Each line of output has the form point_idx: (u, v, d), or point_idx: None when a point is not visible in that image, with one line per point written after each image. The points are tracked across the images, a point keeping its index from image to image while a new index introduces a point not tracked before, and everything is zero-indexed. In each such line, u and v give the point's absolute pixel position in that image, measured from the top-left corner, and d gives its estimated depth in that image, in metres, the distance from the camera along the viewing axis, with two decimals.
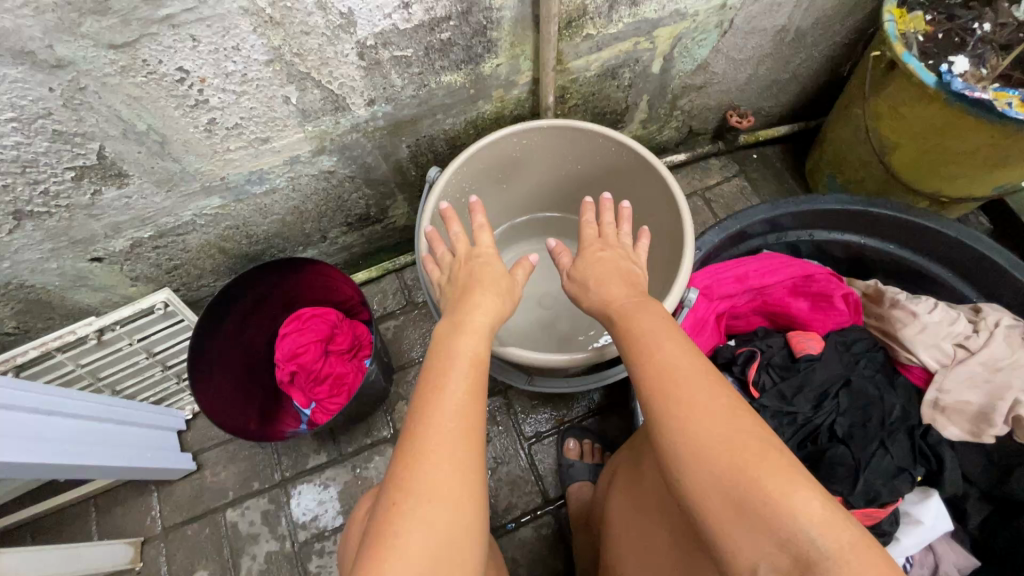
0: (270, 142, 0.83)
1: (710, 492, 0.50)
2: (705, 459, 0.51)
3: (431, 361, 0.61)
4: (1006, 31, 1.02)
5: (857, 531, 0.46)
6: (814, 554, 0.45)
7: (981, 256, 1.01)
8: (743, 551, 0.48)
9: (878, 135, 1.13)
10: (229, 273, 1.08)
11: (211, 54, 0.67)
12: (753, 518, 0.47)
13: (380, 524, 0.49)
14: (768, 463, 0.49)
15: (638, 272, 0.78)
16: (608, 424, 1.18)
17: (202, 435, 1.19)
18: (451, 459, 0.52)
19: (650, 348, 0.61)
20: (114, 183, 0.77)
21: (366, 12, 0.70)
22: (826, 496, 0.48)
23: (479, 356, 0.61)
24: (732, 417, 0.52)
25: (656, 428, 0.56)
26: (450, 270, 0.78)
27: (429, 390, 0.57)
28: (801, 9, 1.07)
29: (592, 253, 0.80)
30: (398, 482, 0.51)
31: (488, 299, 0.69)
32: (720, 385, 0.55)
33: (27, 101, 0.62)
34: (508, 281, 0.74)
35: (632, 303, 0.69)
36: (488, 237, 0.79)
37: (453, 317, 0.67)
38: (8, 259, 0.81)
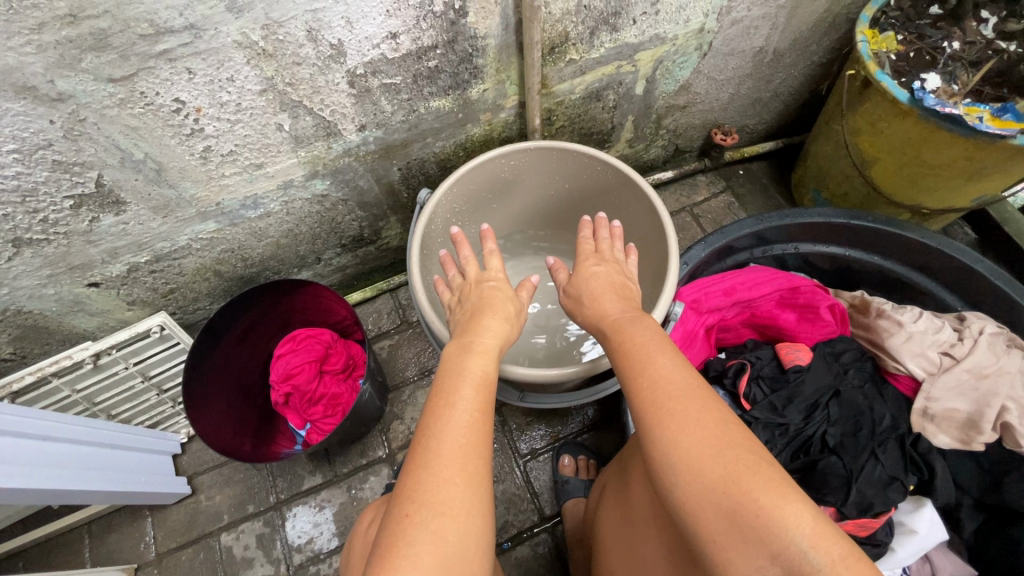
0: (264, 167, 0.85)
1: (701, 504, 0.50)
2: (698, 471, 0.51)
3: (440, 379, 0.62)
4: (975, 49, 1.06)
5: (848, 546, 0.45)
6: (808, 568, 0.44)
7: (962, 266, 1.03)
8: (736, 565, 0.47)
9: (859, 150, 1.16)
10: (225, 295, 1.10)
11: (207, 85, 0.69)
12: (746, 532, 0.47)
13: (388, 537, 0.50)
14: (758, 475, 0.49)
15: (634, 287, 0.81)
16: (603, 439, 1.19)
17: (196, 459, 1.20)
18: (460, 474, 0.52)
19: (645, 362, 0.62)
20: (111, 210, 0.79)
21: (355, 42, 0.73)
22: (818, 511, 0.48)
23: (488, 375, 0.63)
24: (725, 430, 0.53)
25: (648, 439, 0.56)
26: (460, 291, 0.80)
27: (438, 404, 0.58)
28: (776, 31, 1.11)
29: (586, 269, 0.82)
30: (407, 495, 0.52)
31: (498, 319, 0.71)
32: (709, 398, 0.56)
33: (29, 133, 0.64)
34: (515, 302, 0.77)
35: (624, 317, 0.71)
36: (497, 261, 0.82)
37: (463, 338, 0.68)
38: (7, 286, 0.82)
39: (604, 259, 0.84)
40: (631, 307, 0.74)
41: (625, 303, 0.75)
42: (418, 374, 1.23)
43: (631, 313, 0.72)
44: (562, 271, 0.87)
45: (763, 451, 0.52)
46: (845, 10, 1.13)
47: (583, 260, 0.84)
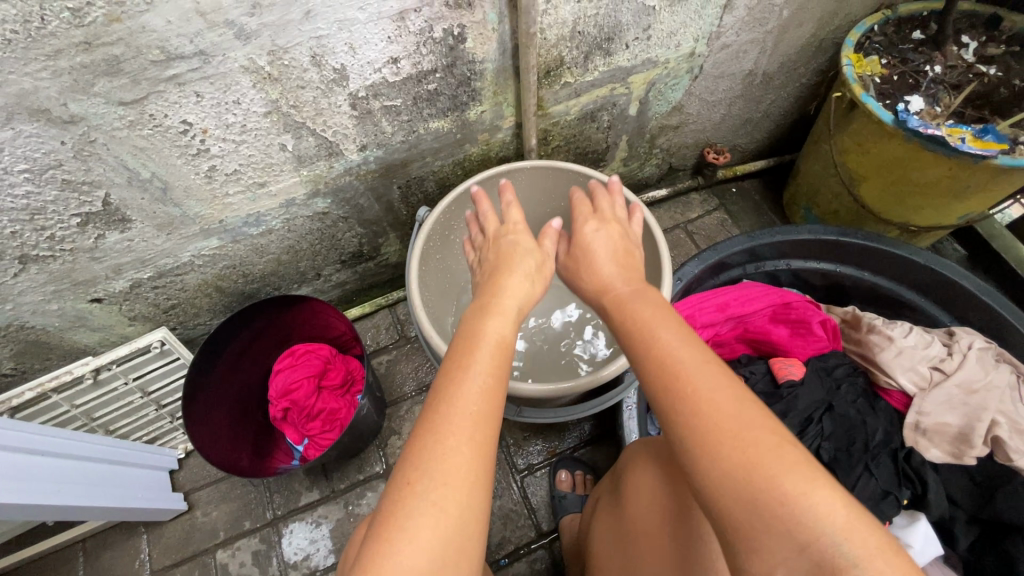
0: (267, 186, 0.87)
1: (720, 486, 0.47)
2: (720, 450, 0.48)
3: (453, 343, 0.59)
4: (956, 73, 1.10)
5: (885, 538, 0.43)
6: (841, 563, 0.42)
7: (950, 281, 1.05)
8: (759, 556, 0.45)
9: (847, 169, 1.19)
10: (225, 311, 1.11)
11: (214, 108, 0.71)
12: (770, 520, 0.44)
13: (389, 507, 0.47)
14: (784, 458, 0.46)
15: (638, 247, 0.79)
16: (599, 454, 1.19)
17: (193, 474, 1.20)
18: (470, 445, 0.50)
19: (659, 331, 0.58)
20: (117, 228, 0.81)
21: (358, 67, 0.75)
22: (852, 500, 0.45)
23: (506, 338, 0.59)
24: (750, 409, 0.49)
25: (664, 413, 0.53)
26: (483, 248, 0.82)
27: (446, 368, 0.55)
28: (764, 55, 1.15)
29: (582, 236, 0.79)
30: (408, 464, 0.49)
31: (519, 277, 0.69)
32: (731, 373, 0.53)
33: (40, 154, 0.66)
34: (541, 258, 0.76)
35: (627, 282, 0.69)
36: (517, 214, 0.82)
37: (477, 302, 0.65)
38: (11, 301, 0.84)
39: (607, 223, 0.80)
40: (635, 279, 0.71)
41: (627, 273, 0.72)
42: (416, 389, 1.24)
43: (634, 287, 0.68)
44: (564, 243, 0.82)
45: (789, 433, 0.49)
46: (830, 34, 1.17)
47: (577, 225, 0.81)
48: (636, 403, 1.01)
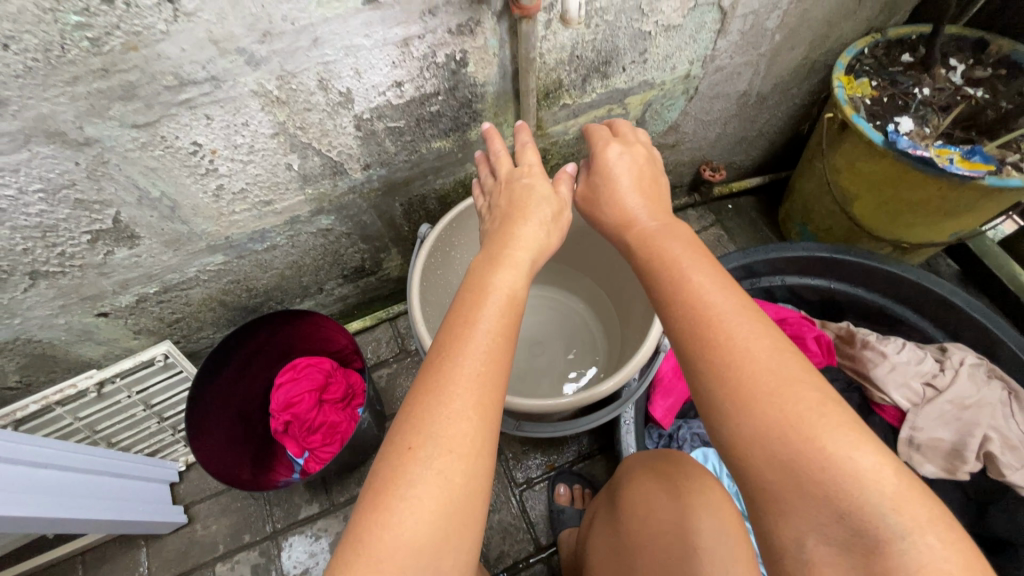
0: (272, 204, 0.89)
1: (754, 446, 0.47)
2: (758, 409, 0.47)
3: (460, 296, 0.57)
4: (944, 95, 1.14)
5: (932, 509, 0.43)
6: (884, 530, 0.42)
7: (942, 298, 1.07)
8: (793, 522, 0.46)
9: (840, 187, 1.21)
10: (228, 324, 1.13)
11: (223, 130, 0.73)
12: (808, 484, 0.45)
13: (384, 474, 0.47)
14: (828, 417, 0.46)
15: (661, 182, 0.74)
16: (598, 468, 1.20)
17: (193, 487, 1.20)
18: (477, 410, 0.49)
19: (689, 282, 0.56)
20: (126, 244, 0.83)
21: (363, 90, 0.78)
22: (898, 467, 0.44)
23: (517, 293, 0.58)
24: (789, 366, 0.49)
25: (690, 363, 0.53)
26: (493, 194, 0.78)
27: (456, 323, 0.54)
28: (758, 77, 1.18)
29: (604, 163, 0.73)
30: (411, 427, 0.48)
31: (533, 226, 0.67)
32: (769, 327, 0.52)
33: (55, 174, 0.68)
34: (559, 203, 0.73)
35: (652, 226, 0.66)
36: (531, 156, 0.78)
37: (489, 253, 0.63)
38: (20, 316, 0.85)
39: (631, 148, 0.75)
40: (659, 214, 0.68)
41: (652, 207, 0.69)
42: None
43: (659, 224, 0.66)
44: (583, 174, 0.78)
45: (830, 390, 0.48)
46: (822, 56, 1.20)
47: (598, 149, 0.75)
48: (634, 419, 1.02)
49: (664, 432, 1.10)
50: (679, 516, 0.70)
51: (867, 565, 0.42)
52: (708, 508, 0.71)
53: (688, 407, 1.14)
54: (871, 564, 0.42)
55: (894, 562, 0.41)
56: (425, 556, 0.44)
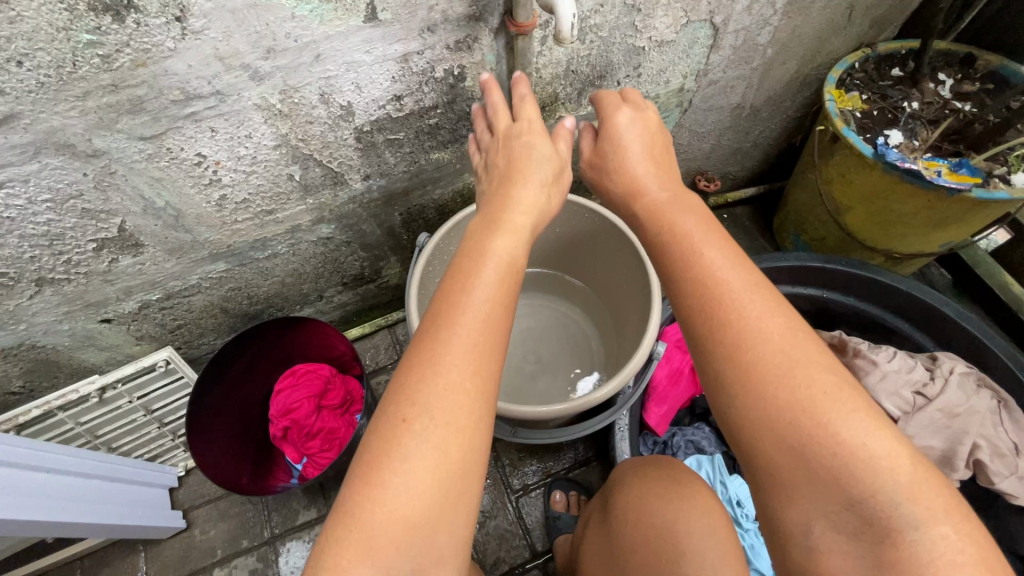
0: (274, 214, 0.91)
1: (765, 432, 0.49)
2: (771, 394, 0.49)
3: (458, 259, 0.58)
4: (933, 109, 1.16)
5: (947, 498, 0.45)
6: (896, 518, 0.45)
7: (932, 308, 1.09)
8: (802, 506, 0.49)
9: (832, 198, 1.23)
10: (229, 331, 1.14)
11: (227, 142, 0.75)
12: (820, 471, 0.47)
13: (376, 447, 0.48)
14: (843, 404, 0.48)
15: (666, 147, 0.73)
16: (593, 474, 1.21)
17: (193, 492, 1.21)
18: (472, 380, 0.50)
19: (697, 255, 0.57)
20: (130, 252, 0.85)
21: (363, 104, 0.80)
22: (913, 455, 0.47)
23: (514, 259, 0.59)
24: (803, 350, 0.50)
25: (698, 343, 0.55)
26: (491, 150, 0.75)
27: (453, 290, 0.55)
28: (751, 90, 1.21)
29: (614, 128, 0.72)
30: (405, 399, 0.49)
31: (531, 189, 0.67)
32: (781, 306, 0.53)
33: (63, 184, 0.70)
34: (558, 160, 0.72)
35: (658, 195, 0.66)
36: (531, 112, 0.75)
37: (488, 216, 0.64)
38: (25, 322, 0.87)
39: (640, 112, 0.74)
40: (667, 181, 0.69)
41: (659, 175, 0.69)
42: None
43: (666, 193, 0.67)
44: (587, 136, 0.77)
45: (845, 374, 0.50)
46: (814, 70, 1.23)
47: (608, 113, 0.74)
48: (629, 425, 1.03)
49: (659, 439, 1.11)
50: (671, 516, 0.72)
51: (878, 552, 0.46)
52: (697, 513, 0.72)
53: (683, 414, 1.16)
54: (881, 551, 0.46)
55: (904, 550, 0.44)
56: (420, 530, 0.46)
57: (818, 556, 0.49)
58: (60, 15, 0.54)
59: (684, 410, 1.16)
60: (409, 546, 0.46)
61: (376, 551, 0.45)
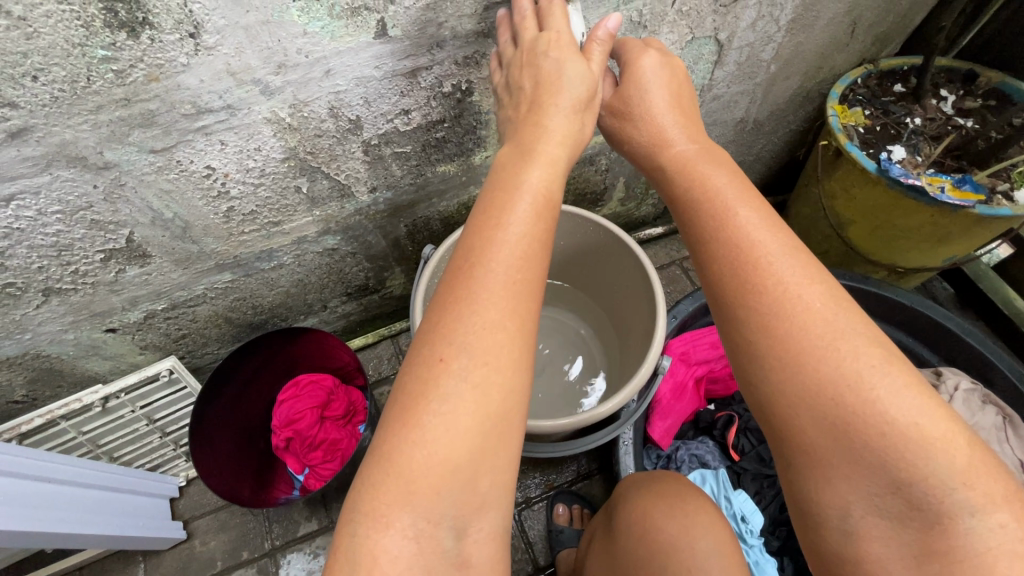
0: (281, 225, 0.92)
1: (804, 406, 0.49)
2: (815, 367, 0.49)
3: (487, 196, 0.56)
4: (935, 125, 1.17)
5: (1001, 484, 0.46)
6: (948, 501, 0.45)
7: (935, 323, 1.10)
8: (842, 488, 0.48)
9: (835, 212, 1.23)
10: (232, 340, 1.14)
11: (236, 154, 0.76)
12: (867, 450, 0.47)
13: (411, 389, 0.47)
14: (894, 381, 0.47)
15: (689, 98, 0.73)
16: (596, 488, 1.20)
17: (193, 503, 1.21)
18: (511, 318, 0.49)
19: (726, 214, 0.58)
20: (137, 263, 0.85)
21: (372, 118, 0.81)
22: (966, 438, 0.47)
23: (548, 190, 0.57)
24: (848, 322, 0.50)
25: (732, 305, 0.54)
26: (514, 63, 0.67)
27: (487, 228, 0.53)
28: (755, 104, 1.22)
29: (639, 73, 0.70)
30: (442, 339, 0.48)
31: (563, 115, 0.62)
32: (819, 272, 0.53)
33: (73, 197, 0.71)
34: (591, 81, 0.64)
35: (688, 150, 0.66)
36: (559, 20, 0.66)
37: (519, 144, 0.61)
38: (30, 331, 0.87)
39: (665, 58, 0.73)
40: (693, 134, 0.68)
41: (686, 126, 0.69)
42: None
43: (694, 145, 0.66)
44: (609, 81, 0.75)
45: (892, 351, 0.50)
46: (817, 85, 1.24)
47: (633, 55, 0.72)
48: (633, 439, 1.03)
49: (663, 453, 1.11)
50: (683, 531, 0.72)
51: (926, 539, 0.46)
52: (702, 528, 0.72)
53: (686, 427, 1.15)
54: (930, 538, 0.46)
55: (957, 538, 0.45)
56: (461, 474, 0.45)
57: (858, 540, 0.49)
58: (76, 31, 0.54)
59: (688, 423, 1.15)
60: (449, 492, 0.44)
61: (416, 496, 0.44)
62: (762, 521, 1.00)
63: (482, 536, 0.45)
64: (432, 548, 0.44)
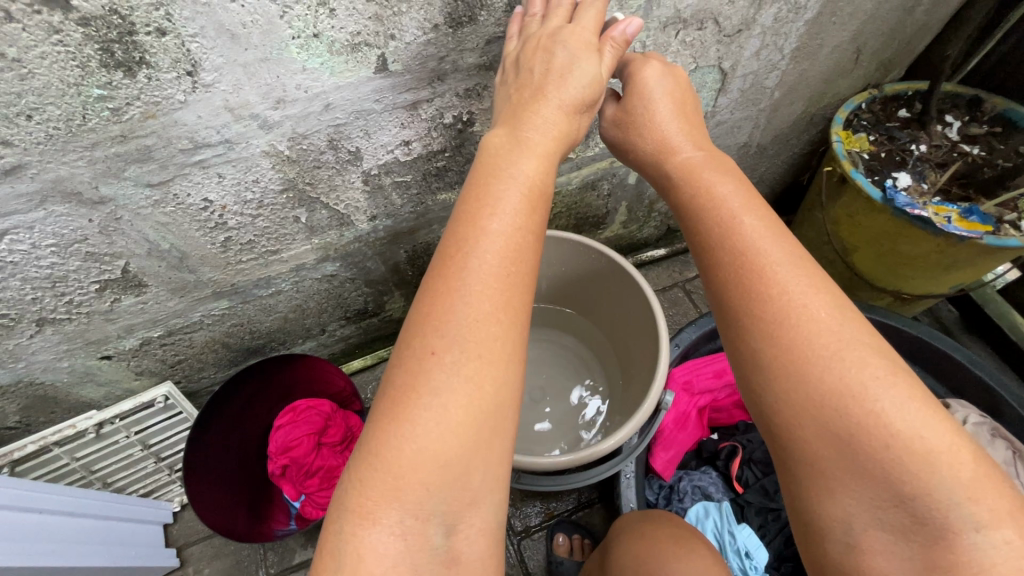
0: (279, 254, 0.91)
1: (803, 416, 0.48)
2: (817, 377, 0.48)
3: (472, 184, 0.54)
4: (940, 151, 1.16)
5: (1008, 500, 0.44)
6: (951, 516, 0.43)
7: (942, 352, 1.08)
8: (842, 501, 0.47)
9: (839, 238, 1.22)
10: (229, 365, 1.13)
11: (234, 187, 0.75)
12: (870, 462, 0.45)
13: (401, 382, 0.45)
14: (898, 393, 0.46)
15: (696, 107, 0.71)
16: (596, 517, 1.18)
17: (188, 529, 1.19)
18: (505, 312, 0.47)
19: (726, 223, 0.57)
20: (132, 292, 0.84)
21: (372, 149, 0.80)
22: (971, 452, 0.45)
23: (539, 182, 0.55)
24: (851, 332, 0.49)
25: (734, 311, 0.53)
26: (528, 41, 0.64)
27: (473, 218, 0.51)
28: (759, 129, 1.21)
29: (644, 83, 0.69)
30: (434, 331, 0.46)
31: (553, 107, 0.59)
32: (819, 281, 0.52)
33: (68, 231, 0.70)
34: (597, 87, 0.62)
35: (689, 157, 0.65)
36: (591, 17, 0.64)
37: (513, 130, 0.59)
38: (24, 360, 0.86)
39: (669, 68, 0.71)
40: (698, 141, 0.67)
41: (690, 132, 0.67)
42: None
43: (700, 153, 0.65)
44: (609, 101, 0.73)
45: (897, 362, 0.49)
46: (821, 110, 1.23)
47: (636, 66, 0.71)
48: (634, 473, 1.01)
49: (665, 483, 1.09)
50: None
51: (929, 555, 0.44)
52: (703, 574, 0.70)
53: (689, 457, 1.13)
54: (932, 554, 0.44)
55: (963, 554, 0.43)
56: (452, 470, 0.43)
57: (860, 556, 0.46)
58: (71, 71, 0.54)
59: (690, 452, 1.13)
60: (440, 485, 0.42)
61: (404, 491, 0.42)
62: (767, 556, 0.98)
63: (472, 531, 0.43)
64: (421, 545, 0.42)
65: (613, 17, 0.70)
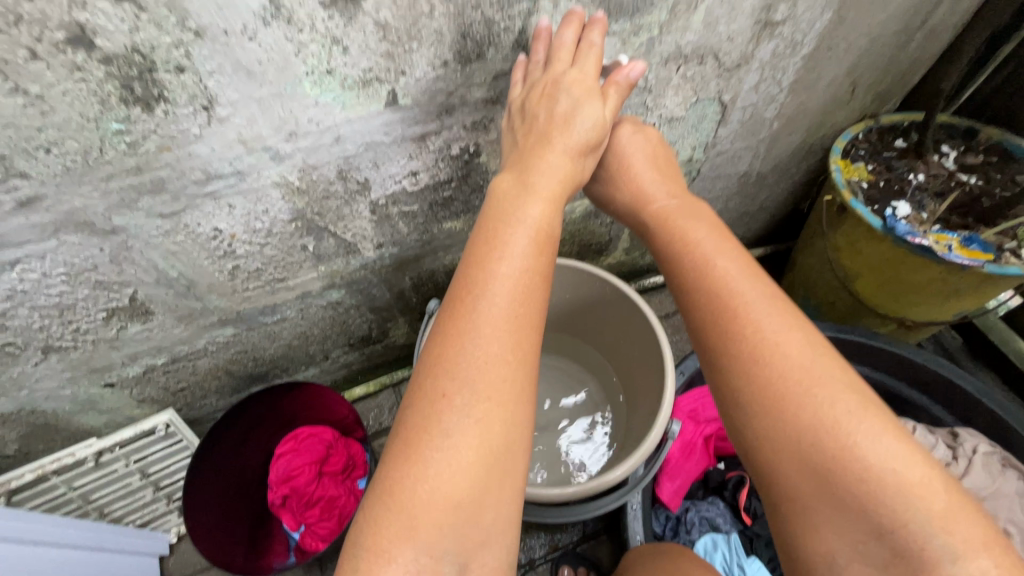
0: (286, 281, 0.91)
1: (788, 453, 0.48)
2: (798, 414, 0.47)
3: (478, 232, 0.55)
4: (939, 181, 1.18)
5: (983, 530, 0.43)
6: (931, 552, 0.42)
7: (947, 380, 1.08)
8: (828, 538, 0.46)
9: (841, 265, 1.23)
10: (231, 392, 1.12)
11: (243, 217, 0.76)
12: (852, 497, 0.45)
13: (413, 423, 0.45)
14: (870, 426, 0.46)
15: (671, 159, 0.74)
16: (601, 549, 1.16)
17: (183, 561, 1.17)
18: (513, 353, 0.47)
19: (705, 265, 0.57)
20: (139, 320, 0.84)
21: (380, 180, 0.81)
22: (945, 482, 0.45)
23: (546, 225, 0.56)
24: (826, 367, 0.49)
25: (713, 352, 0.54)
26: (533, 87, 0.66)
27: (475, 263, 0.52)
28: (758, 158, 1.23)
29: (615, 139, 0.72)
30: (441, 373, 0.46)
31: (560, 154, 0.62)
32: (795, 319, 0.53)
33: (79, 259, 0.70)
34: (602, 129, 0.64)
35: (669, 204, 0.66)
36: (592, 65, 0.66)
37: (518, 175, 0.60)
38: (27, 388, 0.85)
39: (639, 128, 0.74)
40: (674, 190, 0.69)
41: (666, 183, 0.69)
42: None
43: (675, 201, 0.67)
44: None
45: (869, 395, 0.49)
46: (819, 140, 1.25)
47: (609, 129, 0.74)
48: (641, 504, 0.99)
49: (671, 514, 1.07)
50: None
51: None
52: None
53: (696, 487, 1.10)
54: None
55: None
56: (463, 510, 0.42)
57: None
58: (92, 107, 0.55)
59: (697, 482, 1.10)
60: (452, 526, 0.42)
61: (417, 531, 0.41)
62: None
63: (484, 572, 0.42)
64: None
65: (619, 62, 0.72)
